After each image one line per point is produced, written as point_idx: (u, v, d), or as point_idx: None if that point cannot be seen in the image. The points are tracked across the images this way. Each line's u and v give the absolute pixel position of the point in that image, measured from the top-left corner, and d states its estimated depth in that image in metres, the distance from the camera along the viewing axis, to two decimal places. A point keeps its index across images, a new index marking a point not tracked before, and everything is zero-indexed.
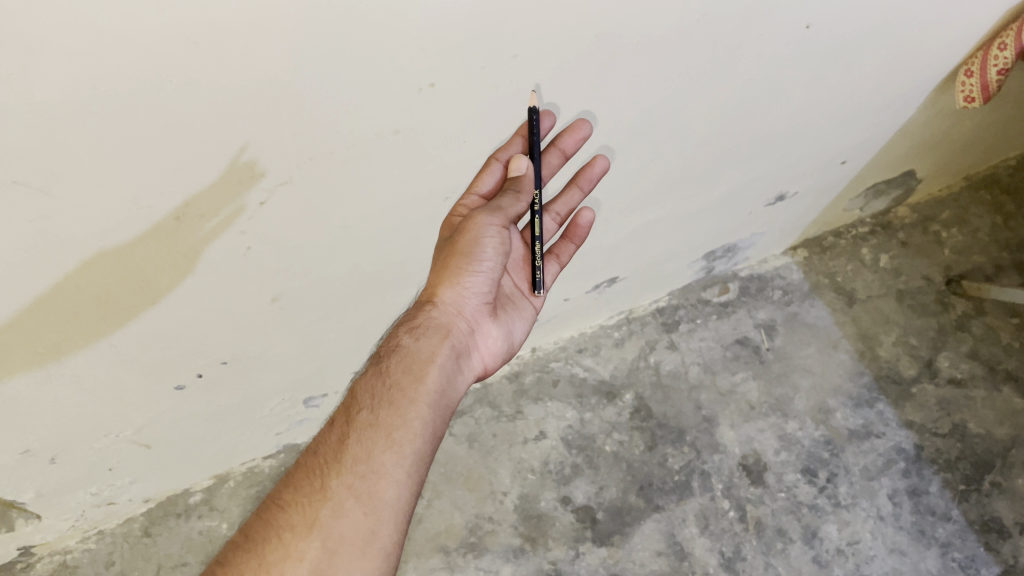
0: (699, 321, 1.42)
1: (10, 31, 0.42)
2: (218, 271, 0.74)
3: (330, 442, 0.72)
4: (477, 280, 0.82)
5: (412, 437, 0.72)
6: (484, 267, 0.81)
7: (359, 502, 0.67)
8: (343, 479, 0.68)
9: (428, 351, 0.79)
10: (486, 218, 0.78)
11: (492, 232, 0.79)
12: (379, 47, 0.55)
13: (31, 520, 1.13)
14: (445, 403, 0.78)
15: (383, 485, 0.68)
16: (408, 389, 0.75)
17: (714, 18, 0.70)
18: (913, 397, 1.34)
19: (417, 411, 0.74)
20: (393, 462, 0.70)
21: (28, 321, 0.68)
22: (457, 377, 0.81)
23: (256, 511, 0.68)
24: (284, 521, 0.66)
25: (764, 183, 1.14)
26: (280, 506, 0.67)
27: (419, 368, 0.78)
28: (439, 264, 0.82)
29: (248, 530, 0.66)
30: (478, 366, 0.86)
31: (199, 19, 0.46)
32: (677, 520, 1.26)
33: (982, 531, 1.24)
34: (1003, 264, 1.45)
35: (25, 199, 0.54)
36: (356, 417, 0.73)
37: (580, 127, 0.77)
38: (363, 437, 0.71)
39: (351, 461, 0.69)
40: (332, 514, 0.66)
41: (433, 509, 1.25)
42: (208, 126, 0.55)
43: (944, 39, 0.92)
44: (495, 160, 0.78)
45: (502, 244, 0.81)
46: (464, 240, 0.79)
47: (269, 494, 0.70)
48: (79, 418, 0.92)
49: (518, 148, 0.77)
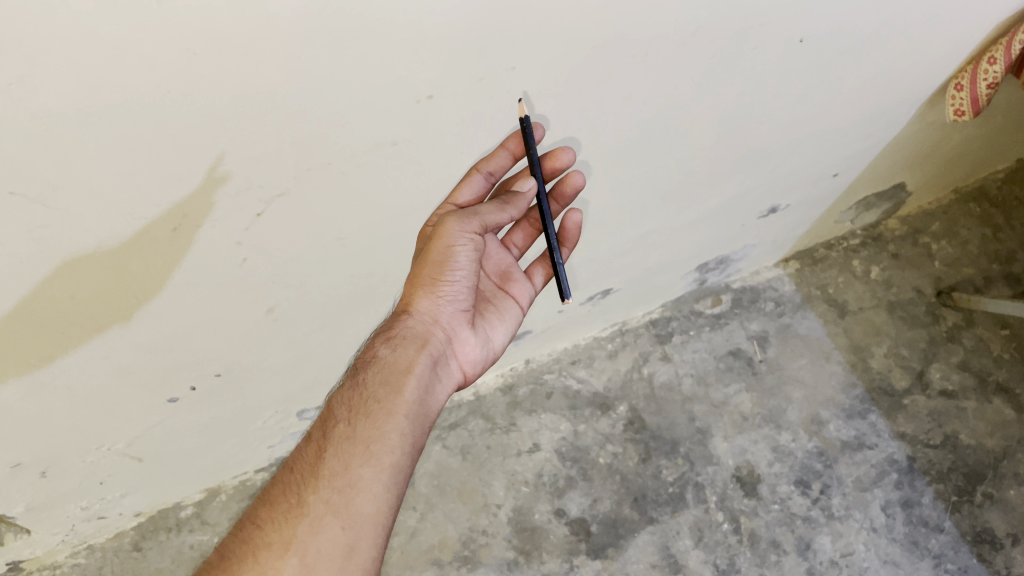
0: (692, 333, 1.42)
1: (10, 41, 0.42)
2: (213, 283, 0.74)
3: (307, 456, 0.72)
4: (454, 288, 0.80)
5: (390, 448, 0.72)
6: (459, 277, 0.79)
7: (338, 516, 0.67)
8: (320, 493, 0.68)
9: (405, 361, 0.78)
10: (457, 224, 0.74)
11: (465, 238, 0.75)
12: (377, 60, 0.56)
13: (21, 534, 1.12)
14: (424, 413, 0.78)
15: (361, 499, 0.69)
16: (384, 400, 0.75)
17: (708, 33, 0.71)
18: (906, 408, 1.35)
19: (395, 423, 0.74)
20: (371, 474, 0.70)
21: (21, 332, 0.68)
22: (435, 386, 0.81)
23: (233, 531, 0.69)
24: (261, 540, 0.66)
25: (756, 196, 1.15)
26: (258, 525, 0.68)
27: (395, 379, 0.77)
28: (415, 274, 0.80)
29: (224, 550, 0.66)
30: (458, 374, 0.85)
31: (201, 30, 0.47)
32: (671, 533, 1.26)
33: (974, 542, 1.24)
34: (993, 276, 1.47)
35: (21, 211, 0.54)
36: (332, 431, 0.73)
37: (560, 156, 0.78)
38: (339, 451, 0.71)
39: (329, 475, 0.69)
40: (310, 530, 0.66)
41: (426, 522, 1.25)
42: (205, 137, 0.55)
43: (935, 53, 0.94)
44: (475, 171, 0.77)
45: (475, 250, 0.78)
46: (435, 251, 0.76)
47: (248, 511, 0.71)
48: (72, 429, 0.91)
49: (505, 161, 0.76)
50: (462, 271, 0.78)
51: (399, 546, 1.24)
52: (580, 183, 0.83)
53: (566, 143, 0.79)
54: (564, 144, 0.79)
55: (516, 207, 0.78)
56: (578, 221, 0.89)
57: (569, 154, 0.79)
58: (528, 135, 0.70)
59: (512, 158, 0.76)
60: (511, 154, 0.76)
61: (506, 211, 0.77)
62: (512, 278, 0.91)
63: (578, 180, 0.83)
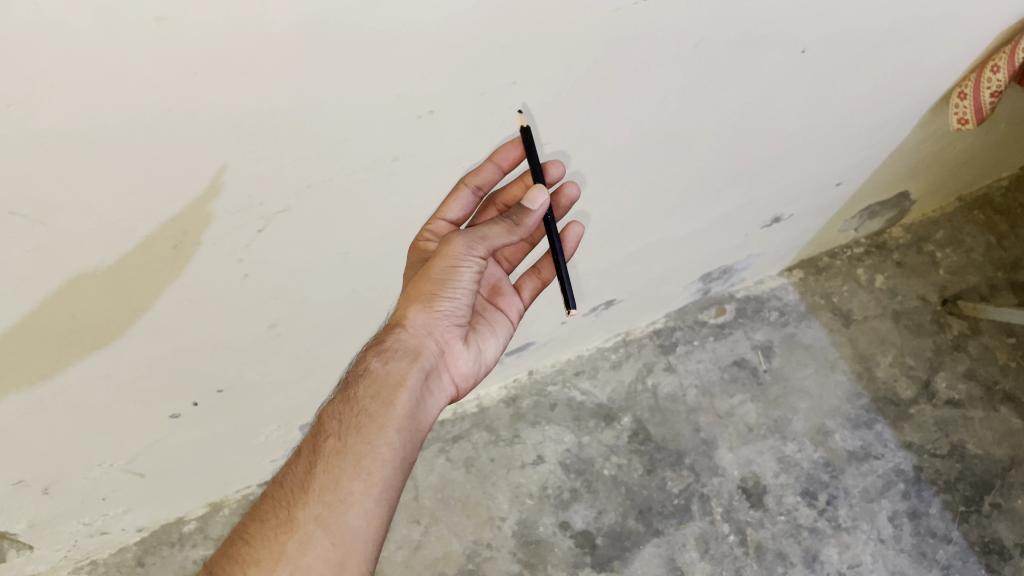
0: (697, 343, 1.42)
1: (9, 62, 0.42)
2: (215, 299, 0.74)
3: (297, 472, 0.72)
4: (450, 303, 0.78)
5: (380, 464, 0.71)
6: (458, 295, 0.77)
7: (327, 532, 0.67)
8: (309, 509, 0.68)
9: (397, 375, 0.77)
10: (463, 245, 0.72)
11: (470, 260, 0.74)
12: (379, 77, 0.56)
13: (24, 551, 1.12)
14: (416, 427, 0.76)
15: (350, 515, 0.68)
16: (375, 415, 0.74)
17: (711, 45, 0.71)
18: (912, 418, 1.34)
19: (386, 437, 0.73)
20: (361, 490, 0.69)
21: (21, 351, 0.68)
22: (427, 399, 0.79)
23: (223, 547, 0.69)
24: (250, 556, 0.66)
25: (760, 206, 1.15)
26: (248, 541, 0.68)
27: (387, 393, 0.76)
28: (409, 287, 0.78)
29: (213, 567, 0.66)
30: (450, 387, 0.84)
31: (202, 49, 0.46)
32: (676, 545, 1.25)
33: (982, 552, 1.23)
34: (998, 284, 1.46)
35: (20, 230, 0.54)
36: (323, 445, 0.72)
37: (552, 169, 0.76)
38: (329, 466, 0.70)
39: (319, 490, 0.69)
40: (299, 547, 0.66)
41: (430, 535, 1.24)
42: (205, 155, 0.55)
43: (938, 62, 0.94)
44: (462, 185, 0.76)
45: (478, 270, 0.76)
46: (438, 267, 0.75)
47: (238, 526, 0.71)
48: (73, 446, 0.91)
49: (492, 174, 0.75)
50: (461, 287, 0.76)
51: (403, 560, 1.23)
52: (575, 194, 0.81)
53: (556, 156, 0.78)
54: (554, 157, 0.77)
55: (526, 228, 0.74)
56: (580, 233, 0.87)
57: (559, 166, 0.76)
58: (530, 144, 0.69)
59: (499, 172, 0.75)
60: (498, 168, 0.75)
61: (515, 232, 0.73)
62: (501, 293, 0.91)
63: (573, 190, 0.81)
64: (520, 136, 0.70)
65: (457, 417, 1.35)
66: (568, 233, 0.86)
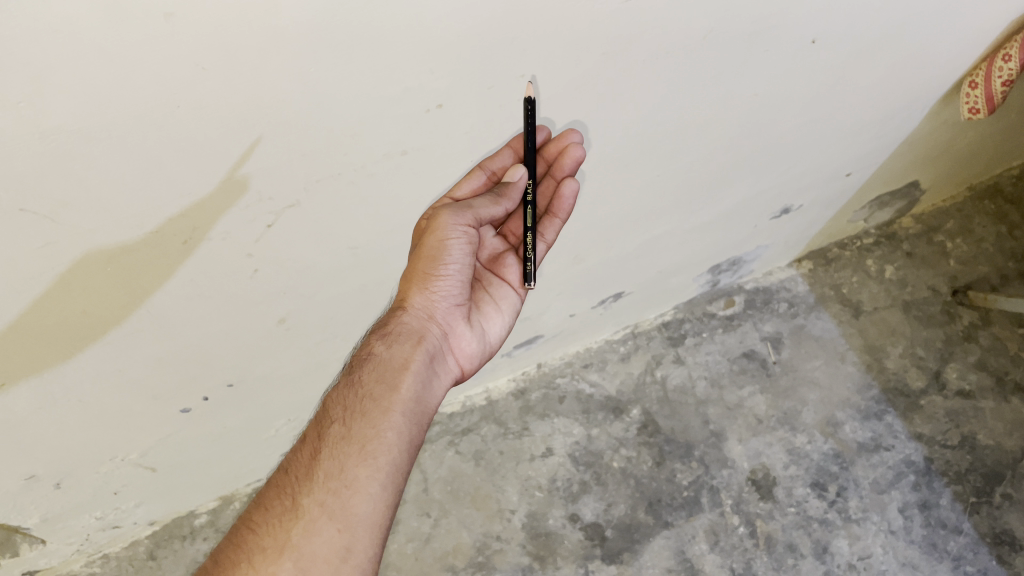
0: (706, 334, 1.41)
1: (17, 60, 0.41)
2: (226, 293, 0.74)
3: (301, 459, 0.71)
4: (449, 282, 0.79)
5: (386, 447, 0.71)
6: (452, 270, 0.78)
7: (333, 519, 0.66)
8: (315, 496, 0.67)
9: (400, 357, 0.77)
10: (451, 217, 0.73)
11: (458, 231, 0.74)
12: (386, 71, 0.55)
13: (35, 545, 1.12)
14: (421, 411, 0.76)
15: (357, 500, 0.68)
16: (380, 399, 0.74)
17: (722, 32, 0.70)
18: (922, 409, 1.34)
19: (391, 421, 0.73)
20: (367, 475, 0.69)
21: (33, 346, 0.68)
22: (433, 382, 0.79)
23: (227, 536, 0.68)
24: (255, 545, 0.65)
25: (770, 197, 1.14)
26: (251, 530, 0.67)
27: (391, 377, 0.76)
28: (408, 268, 0.79)
29: (218, 555, 0.66)
30: (455, 369, 0.84)
31: (210, 44, 0.46)
32: (686, 537, 1.25)
33: (993, 543, 1.23)
34: (1009, 273, 1.45)
35: (31, 227, 0.54)
36: (327, 432, 0.72)
37: (569, 137, 0.75)
38: (333, 452, 0.70)
39: (323, 477, 0.68)
40: (304, 534, 0.65)
41: (440, 528, 1.25)
42: (217, 149, 0.54)
43: (951, 52, 0.92)
44: (478, 169, 0.75)
45: (469, 243, 0.77)
46: (430, 242, 0.74)
47: (242, 516, 0.70)
48: (85, 441, 0.91)
49: (507, 160, 0.75)
50: (456, 264, 0.77)
51: (413, 552, 1.23)
52: (580, 156, 0.75)
53: (576, 128, 0.75)
54: (574, 125, 0.74)
55: (511, 200, 0.76)
56: (574, 184, 0.80)
57: (578, 135, 0.75)
58: (529, 118, 0.66)
59: (515, 158, 0.75)
60: (513, 153, 0.75)
61: (500, 204, 0.75)
62: (510, 265, 0.88)
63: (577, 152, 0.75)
64: (524, 132, 0.70)
65: (465, 409, 1.35)
66: (563, 188, 0.80)
